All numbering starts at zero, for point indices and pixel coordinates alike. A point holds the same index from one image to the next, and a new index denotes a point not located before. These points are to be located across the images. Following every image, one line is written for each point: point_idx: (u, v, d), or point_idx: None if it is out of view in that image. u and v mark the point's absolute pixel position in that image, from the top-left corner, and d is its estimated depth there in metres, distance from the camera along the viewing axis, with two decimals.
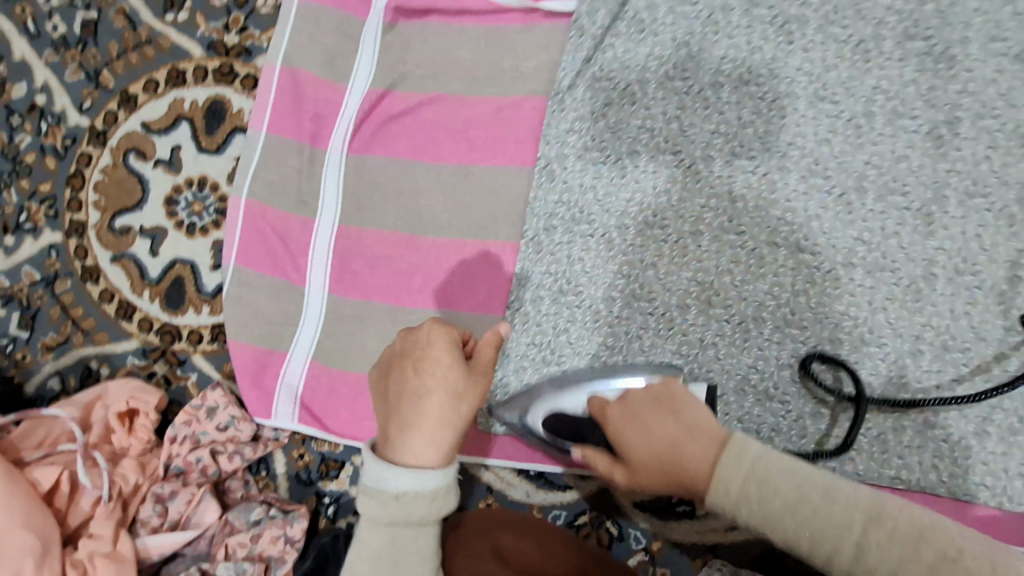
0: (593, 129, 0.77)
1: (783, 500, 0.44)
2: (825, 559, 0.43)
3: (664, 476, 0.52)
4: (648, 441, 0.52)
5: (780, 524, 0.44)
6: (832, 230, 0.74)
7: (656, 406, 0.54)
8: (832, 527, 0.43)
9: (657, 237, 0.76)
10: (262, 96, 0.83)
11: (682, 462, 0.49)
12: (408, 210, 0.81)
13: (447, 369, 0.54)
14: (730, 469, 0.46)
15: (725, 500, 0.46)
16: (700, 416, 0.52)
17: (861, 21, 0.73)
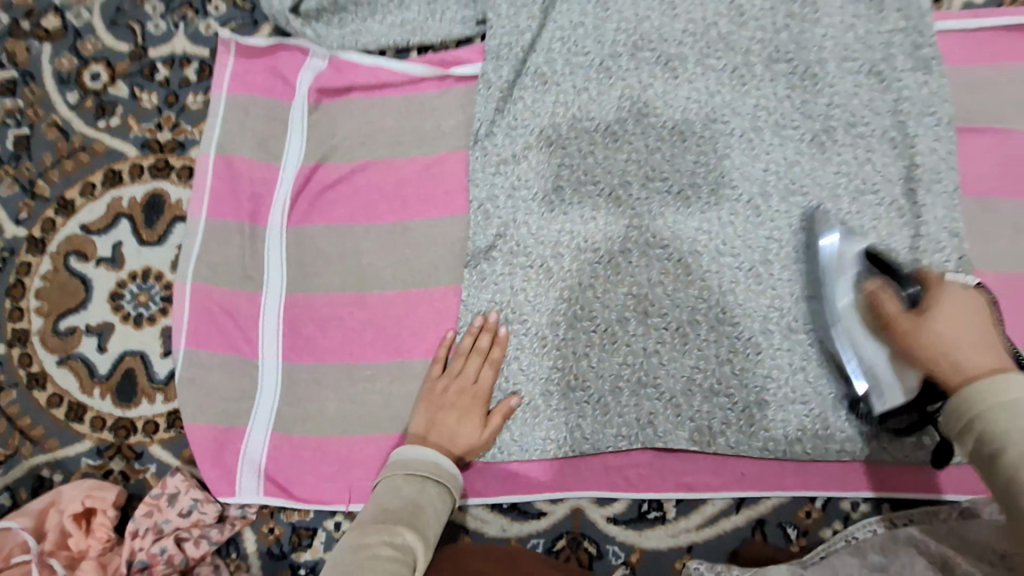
0: (517, 170, 0.83)
1: (1009, 422, 0.51)
2: (1012, 455, 0.49)
3: (931, 356, 0.60)
4: (959, 335, 0.60)
5: (1003, 416, 0.51)
6: (745, 233, 0.80)
7: (959, 318, 0.62)
8: (1015, 447, 0.49)
9: (591, 259, 0.81)
10: (199, 184, 0.87)
11: (959, 353, 0.59)
12: (352, 270, 0.84)
13: (477, 404, 0.77)
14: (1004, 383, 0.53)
15: (1014, 385, 0.53)
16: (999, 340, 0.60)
17: (733, 50, 0.82)
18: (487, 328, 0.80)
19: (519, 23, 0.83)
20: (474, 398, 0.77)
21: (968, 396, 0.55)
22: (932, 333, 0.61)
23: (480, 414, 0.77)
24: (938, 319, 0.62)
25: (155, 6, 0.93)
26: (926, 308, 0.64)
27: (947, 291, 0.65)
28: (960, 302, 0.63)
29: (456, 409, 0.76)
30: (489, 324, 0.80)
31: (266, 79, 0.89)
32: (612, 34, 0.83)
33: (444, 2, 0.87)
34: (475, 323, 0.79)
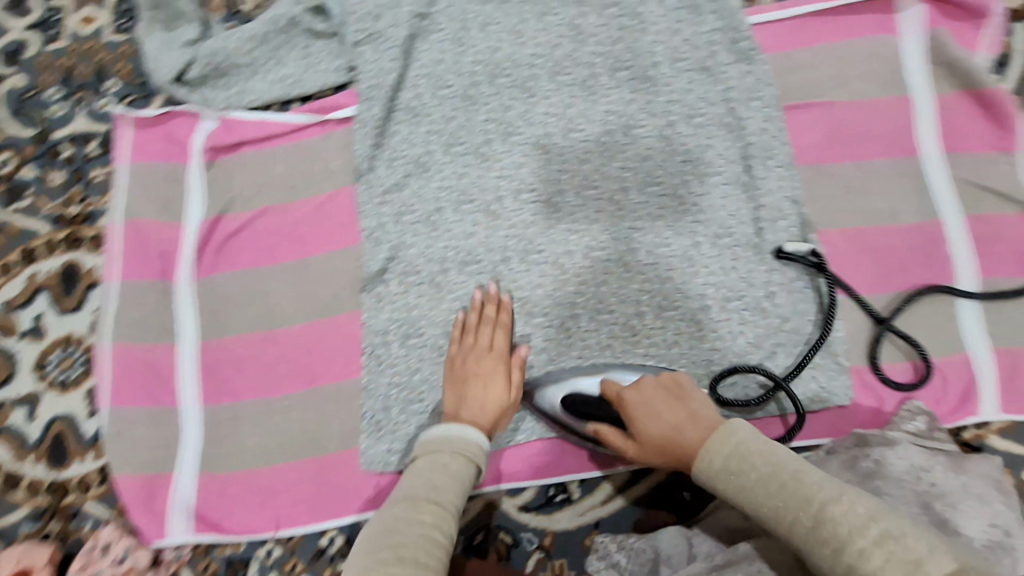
0: (401, 198, 0.90)
1: (767, 483, 0.54)
2: (790, 520, 0.52)
3: (666, 447, 0.65)
4: (657, 423, 0.67)
5: (759, 473, 0.55)
6: (610, 227, 0.88)
7: (670, 403, 0.68)
8: (799, 512, 0.51)
9: (477, 271, 0.88)
10: (110, 250, 0.92)
11: (677, 435, 0.64)
12: (260, 309, 0.90)
13: (502, 362, 0.80)
14: (723, 443, 0.59)
15: (711, 468, 0.59)
16: (707, 411, 0.65)
17: (579, 65, 0.91)
18: (489, 299, 0.85)
19: (384, 65, 0.91)
20: (494, 360, 0.80)
21: (705, 469, 0.59)
22: (648, 431, 0.68)
23: (505, 374, 0.80)
24: (641, 418, 0.69)
25: (55, 92, 1.00)
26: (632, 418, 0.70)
27: (637, 391, 0.72)
28: (646, 397, 0.70)
29: (481, 377, 0.78)
30: (490, 296, 0.85)
31: (164, 145, 0.96)
32: (470, 64, 0.92)
33: (319, 56, 0.96)
34: (475, 297, 0.85)
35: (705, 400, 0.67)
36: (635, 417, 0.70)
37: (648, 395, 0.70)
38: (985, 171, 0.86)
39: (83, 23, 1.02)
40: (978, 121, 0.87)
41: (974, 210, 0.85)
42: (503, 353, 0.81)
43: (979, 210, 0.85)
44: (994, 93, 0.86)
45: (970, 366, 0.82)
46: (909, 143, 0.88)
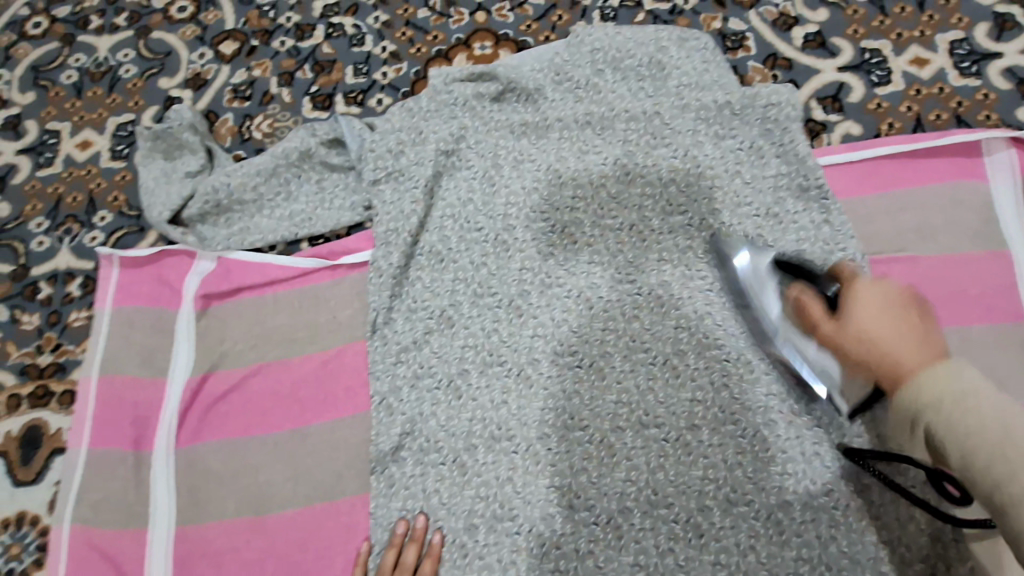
0: (419, 357, 0.79)
1: (972, 423, 0.44)
2: (977, 471, 0.44)
3: (863, 346, 0.58)
4: (879, 325, 0.58)
5: (942, 418, 0.46)
6: (667, 397, 0.75)
7: (895, 321, 0.58)
8: (995, 462, 0.42)
9: (507, 449, 0.75)
10: (79, 413, 0.80)
11: (883, 343, 0.56)
12: (248, 490, 0.76)
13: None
14: (950, 384, 0.47)
15: (930, 397, 0.48)
16: (903, 344, 0.55)
17: (626, 208, 0.82)
18: (414, 535, 0.72)
19: (404, 208, 0.82)
20: None
21: (906, 400, 0.50)
22: (851, 322, 0.60)
23: None
24: (858, 305, 0.61)
25: (39, 223, 0.91)
26: (844, 305, 0.63)
27: (864, 282, 0.63)
28: (869, 293, 0.61)
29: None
30: (420, 530, 0.72)
31: (152, 288, 0.85)
32: (502, 208, 0.83)
33: (333, 191, 0.86)
34: (396, 533, 0.72)
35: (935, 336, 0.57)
36: (848, 319, 0.61)
37: (864, 292, 0.62)
38: None
39: (79, 147, 0.94)
40: None
41: None
42: None
43: None
44: None
45: None
46: (1013, 306, 0.75)
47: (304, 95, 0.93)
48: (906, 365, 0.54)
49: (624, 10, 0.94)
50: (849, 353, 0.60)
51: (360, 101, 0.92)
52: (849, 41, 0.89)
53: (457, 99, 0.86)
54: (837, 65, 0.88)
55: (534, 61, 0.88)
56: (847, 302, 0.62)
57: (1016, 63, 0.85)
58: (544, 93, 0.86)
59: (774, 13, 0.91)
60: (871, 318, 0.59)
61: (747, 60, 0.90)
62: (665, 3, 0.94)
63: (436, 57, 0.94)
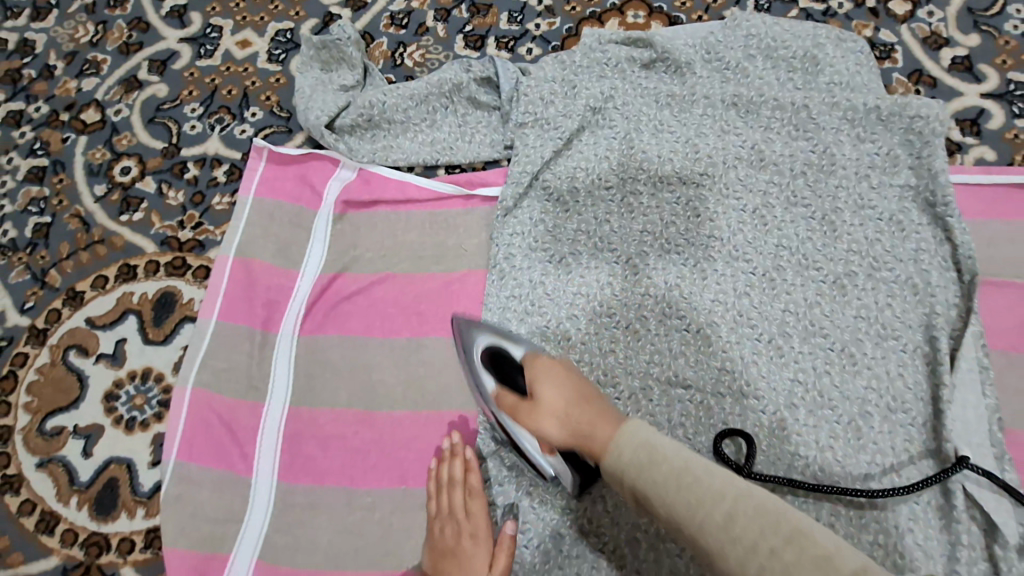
0: (532, 295, 0.83)
1: (664, 475, 0.52)
2: (681, 515, 0.49)
3: (572, 434, 0.64)
4: (564, 403, 0.65)
5: (646, 476, 0.53)
6: (769, 373, 0.78)
7: (576, 401, 0.65)
8: (692, 510, 0.49)
9: (610, 395, 0.79)
10: (213, 287, 0.85)
11: (589, 435, 0.62)
12: (362, 385, 0.81)
13: (478, 538, 0.71)
14: (628, 443, 0.56)
15: (623, 461, 0.56)
16: (602, 433, 0.61)
17: (751, 192, 0.85)
18: (451, 452, 0.76)
19: (544, 153, 0.86)
20: (472, 536, 0.71)
21: (609, 466, 0.57)
22: (546, 400, 0.67)
23: (486, 552, 0.70)
24: (541, 383, 0.68)
25: (194, 109, 0.96)
26: (534, 382, 0.69)
27: (550, 364, 0.70)
28: (555, 373, 0.68)
29: (456, 558, 0.70)
30: (458, 445, 0.76)
31: (294, 186, 0.90)
32: (634, 171, 0.86)
33: (475, 126, 0.90)
34: (443, 452, 0.75)
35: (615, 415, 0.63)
36: (538, 404, 0.67)
37: (545, 371, 0.69)
38: None
39: (239, 45, 0.99)
40: None
41: None
42: (480, 525, 0.71)
43: None
44: None
45: None
46: None
47: (458, 32, 0.97)
48: (595, 445, 0.61)
49: (779, 3, 0.96)
50: (546, 437, 0.66)
51: (510, 47, 0.96)
52: (997, 69, 0.91)
53: (609, 60, 0.89)
54: (981, 90, 0.89)
55: (687, 37, 0.91)
56: (537, 382, 0.69)
57: None
58: (693, 69, 0.89)
59: (926, 30, 0.93)
60: (565, 396, 0.66)
61: (893, 71, 0.92)
62: (820, 3, 0.96)
63: (590, 18, 0.97)
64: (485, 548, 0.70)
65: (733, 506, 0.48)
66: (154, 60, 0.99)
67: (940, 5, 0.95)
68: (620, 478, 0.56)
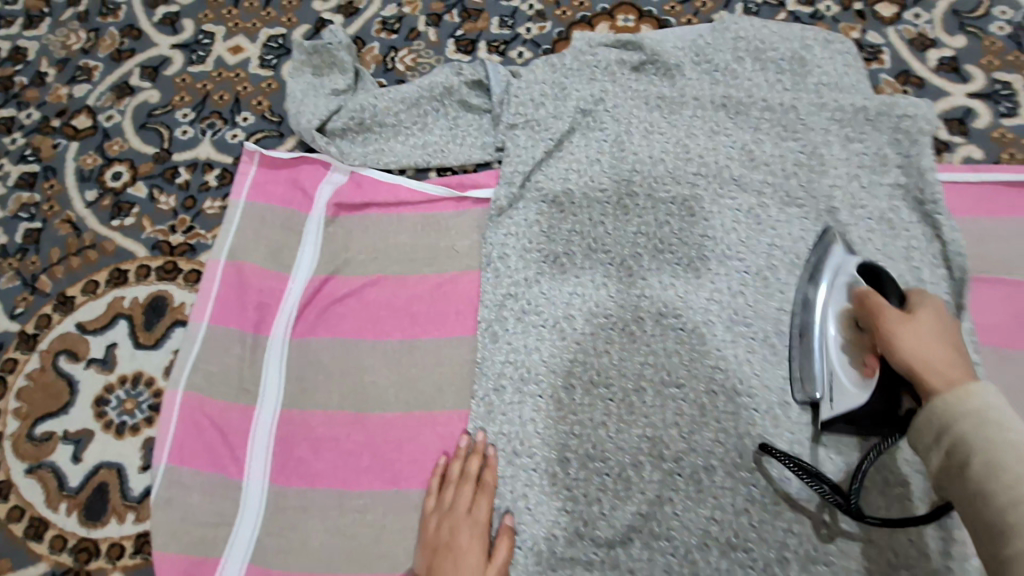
0: (528, 294, 0.83)
1: (966, 413, 0.51)
2: (931, 460, 0.53)
3: (916, 367, 0.60)
4: (925, 354, 0.60)
5: (982, 429, 0.49)
6: (762, 371, 0.78)
7: (931, 340, 0.61)
8: (972, 462, 0.49)
9: (603, 395, 0.78)
10: (205, 290, 0.85)
11: (929, 369, 0.59)
12: (354, 386, 0.81)
13: (477, 532, 0.71)
14: (973, 401, 0.51)
15: (950, 406, 0.52)
16: (959, 365, 0.59)
17: (747, 191, 0.85)
18: (474, 450, 0.76)
19: (535, 154, 0.86)
20: (472, 529, 0.71)
21: (933, 405, 0.54)
22: (903, 342, 0.62)
23: (483, 547, 0.71)
24: (896, 337, 0.62)
25: (185, 114, 0.96)
26: (913, 308, 0.65)
27: (925, 312, 0.64)
28: (926, 321, 0.63)
29: (454, 551, 0.69)
30: (478, 444, 0.76)
31: (286, 190, 0.90)
32: (627, 172, 0.86)
33: (466, 129, 0.91)
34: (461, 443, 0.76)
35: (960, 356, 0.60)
36: (911, 318, 0.63)
37: (926, 304, 0.65)
38: None
39: (231, 51, 1.00)
40: None
41: None
42: (482, 521, 0.72)
43: None
44: None
45: None
46: None
47: (449, 37, 0.98)
48: (931, 379, 0.58)
49: (767, 7, 0.97)
50: (889, 342, 0.63)
51: (501, 51, 0.96)
52: (983, 70, 0.91)
53: (599, 62, 0.90)
54: (967, 90, 0.90)
55: (677, 40, 0.92)
56: (914, 308, 0.65)
57: None
58: (683, 71, 0.90)
59: (913, 33, 0.94)
60: (909, 351, 0.61)
61: (880, 72, 0.92)
62: (808, 6, 0.96)
63: (580, 21, 0.98)
64: (482, 542, 0.71)
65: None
66: (146, 66, 0.99)
67: (926, 7, 0.95)
68: (940, 425, 0.52)
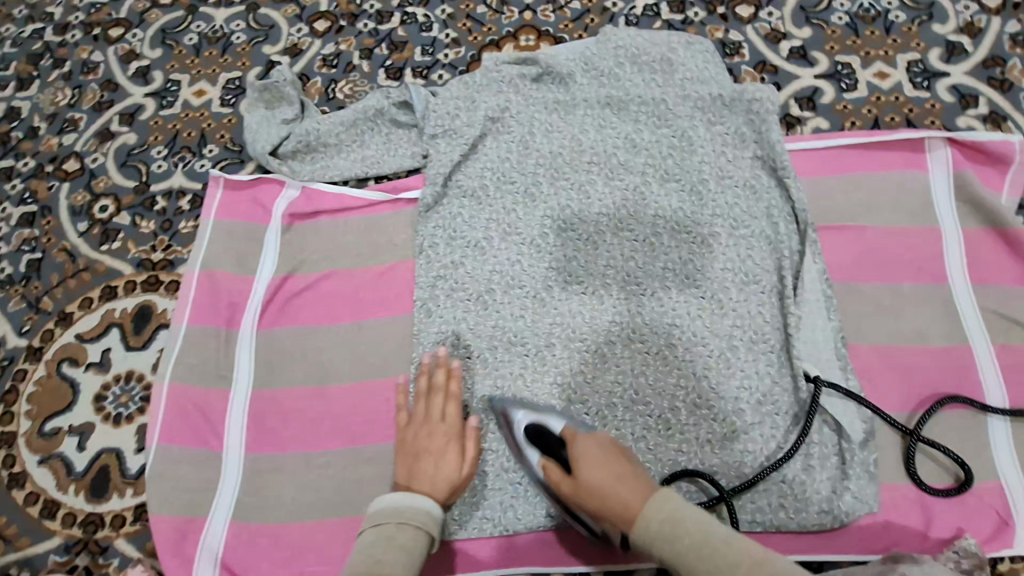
0: (457, 274, 0.99)
1: (685, 550, 0.61)
2: (658, 547, 0.63)
3: (599, 498, 0.70)
4: (604, 482, 0.71)
5: (666, 525, 0.63)
6: (653, 319, 0.94)
7: (601, 460, 0.73)
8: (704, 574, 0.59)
9: (520, 352, 0.94)
10: (184, 297, 1.00)
11: (607, 491, 0.70)
12: (313, 365, 0.95)
13: (452, 433, 0.84)
14: (663, 509, 0.65)
15: (649, 528, 0.64)
16: (627, 489, 0.69)
17: (631, 173, 1.01)
18: (437, 363, 0.90)
19: (453, 157, 1.02)
20: (447, 433, 0.84)
21: (640, 535, 0.65)
22: (586, 480, 0.72)
23: (457, 447, 0.84)
24: (585, 467, 0.74)
25: (160, 151, 1.12)
26: (574, 464, 0.75)
27: (581, 439, 0.78)
28: (590, 452, 0.75)
29: (435, 454, 0.82)
30: (441, 360, 0.90)
31: (248, 207, 1.05)
32: (532, 166, 1.03)
33: (398, 142, 1.07)
34: (425, 361, 0.90)
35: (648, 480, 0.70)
36: (581, 476, 0.74)
37: (587, 446, 0.76)
38: (1013, 303, 0.91)
39: (195, 94, 1.16)
40: (1002, 255, 0.94)
41: (1000, 339, 0.90)
42: (456, 426, 0.85)
43: (1007, 340, 0.90)
44: (1017, 232, 0.93)
45: (1006, 494, 0.83)
46: (936, 270, 0.94)
47: (380, 66, 1.15)
48: (631, 500, 0.68)
49: (645, 19, 1.15)
50: (580, 486, 0.73)
51: (424, 75, 1.13)
52: (827, 55, 1.09)
53: (504, 78, 1.07)
54: (814, 73, 1.08)
55: (569, 52, 1.08)
56: (578, 463, 0.75)
57: (960, 82, 1.06)
58: (575, 78, 1.06)
59: (768, 28, 1.12)
60: (599, 479, 0.71)
61: (741, 64, 1.10)
62: (679, 14, 1.15)
63: (489, 44, 1.15)
64: (456, 444, 0.84)
65: (734, 542, 0.61)
66: (123, 114, 1.16)
67: (778, 6, 1.13)
68: (649, 542, 0.64)
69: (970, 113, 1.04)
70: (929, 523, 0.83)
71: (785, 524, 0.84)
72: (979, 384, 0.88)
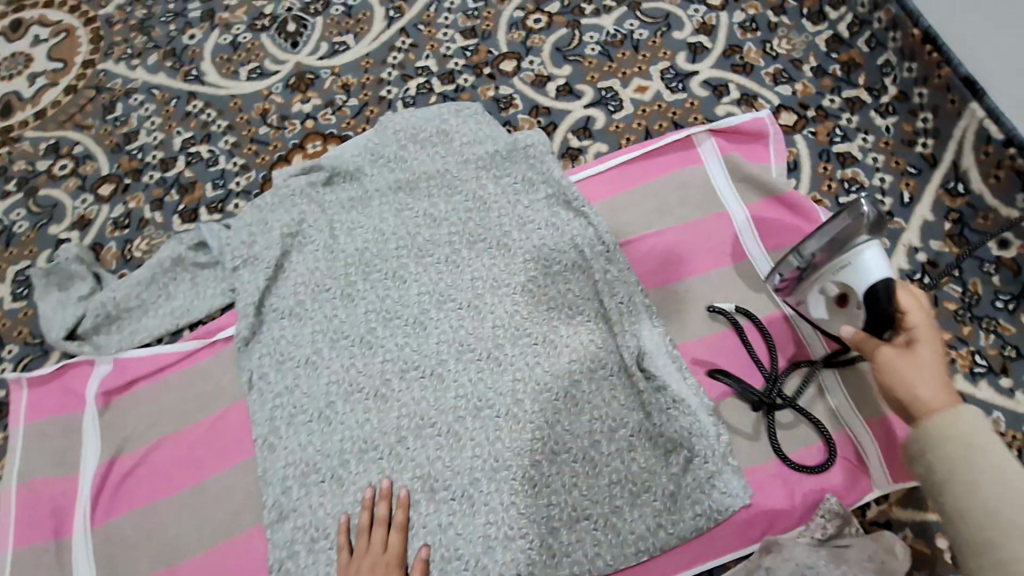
0: (292, 399, 0.94)
1: (977, 468, 0.52)
2: (943, 478, 0.53)
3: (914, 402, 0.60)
4: (919, 378, 0.61)
5: (962, 478, 0.52)
6: (493, 383, 0.91)
7: (938, 366, 0.62)
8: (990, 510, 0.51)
9: (374, 457, 0.89)
10: (3, 518, 0.90)
11: (924, 402, 0.59)
12: (160, 546, 0.88)
13: (392, 569, 0.80)
14: (963, 427, 0.54)
15: (945, 438, 0.54)
16: (924, 392, 0.59)
17: (439, 246, 1.02)
18: (381, 494, 0.85)
19: (258, 284, 1.00)
20: (387, 567, 0.80)
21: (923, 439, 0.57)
22: (905, 370, 0.62)
23: None
24: (920, 346, 0.65)
25: None
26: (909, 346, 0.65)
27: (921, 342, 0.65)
28: (932, 335, 0.66)
29: None
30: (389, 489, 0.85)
31: (59, 399, 0.98)
32: (342, 267, 1.02)
33: (205, 283, 1.04)
34: (366, 497, 0.85)
35: (934, 383, 0.60)
36: (914, 355, 0.63)
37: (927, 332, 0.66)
38: None
39: None
40: (788, 219, 0.99)
41: None
42: (398, 557, 0.81)
43: None
44: (791, 195, 1.00)
45: (853, 442, 0.86)
46: (736, 251, 0.98)
47: (173, 213, 1.13)
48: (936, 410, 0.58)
49: (420, 96, 1.20)
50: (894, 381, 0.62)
51: (220, 208, 1.13)
52: (590, 85, 1.16)
53: (293, 190, 1.07)
54: (583, 104, 1.15)
55: (353, 148, 1.11)
56: (914, 342, 0.66)
57: (709, 76, 1.15)
58: (364, 171, 1.08)
59: (532, 75, 1.19)
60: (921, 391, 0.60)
61: (518, 114, 1.16)
62: (451, 84, 1.20)
63: (278, 161, 1.16)
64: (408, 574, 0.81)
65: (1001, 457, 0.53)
66: None
67: (536, 53, 1.21)
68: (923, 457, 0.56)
69: (725, 100, 1.13)
70: (794, 496, 0.84)
71: (669, 543, 0.83)
72: (804, 347, 0.91)
